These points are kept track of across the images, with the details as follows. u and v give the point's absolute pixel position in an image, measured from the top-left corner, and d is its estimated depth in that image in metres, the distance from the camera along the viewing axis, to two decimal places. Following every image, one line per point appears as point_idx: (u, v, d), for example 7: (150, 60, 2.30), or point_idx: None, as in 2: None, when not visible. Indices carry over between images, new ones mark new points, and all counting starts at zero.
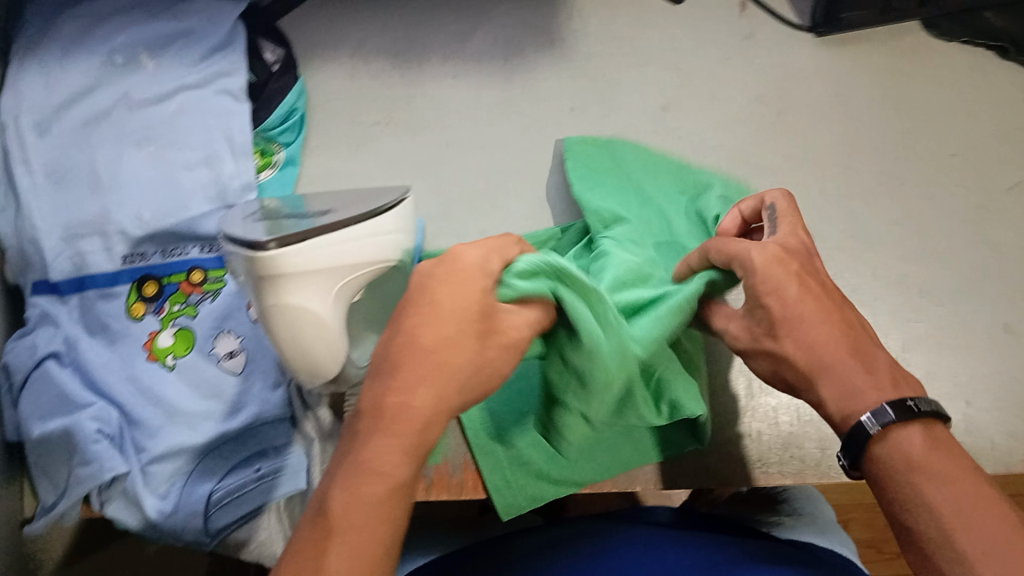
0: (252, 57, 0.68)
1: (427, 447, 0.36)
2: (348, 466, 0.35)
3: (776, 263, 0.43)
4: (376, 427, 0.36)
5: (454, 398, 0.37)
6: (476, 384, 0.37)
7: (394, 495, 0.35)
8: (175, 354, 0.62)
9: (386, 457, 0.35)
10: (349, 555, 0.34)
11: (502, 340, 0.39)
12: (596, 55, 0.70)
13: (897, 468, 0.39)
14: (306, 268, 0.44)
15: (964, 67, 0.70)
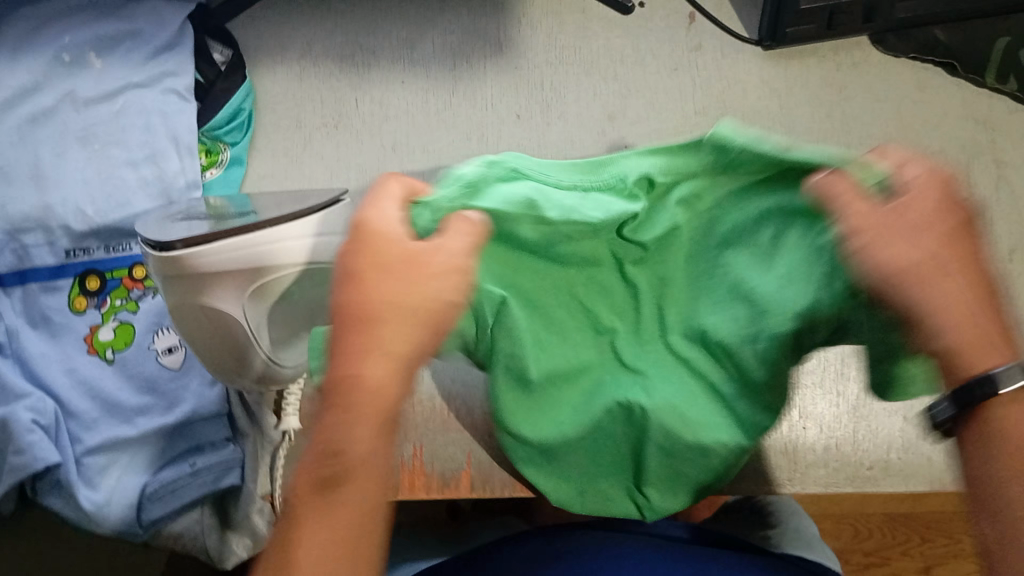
0: (201, 58, 0.70)
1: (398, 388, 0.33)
2: (313, 454, 0.33)
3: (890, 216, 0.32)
4: (333, 410, 0.33)
5: (399, 344, 0.34)
6: (425, 326, 0.34)
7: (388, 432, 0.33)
8: (114, 348, 0.64)
9: (355, 438, 0.32)
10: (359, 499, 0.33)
11: (428, 270, 0.34)
12: (542, 64, 0.70)
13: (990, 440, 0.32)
14: (217, 269, 0.44)
15: (908, 83, 0.70)
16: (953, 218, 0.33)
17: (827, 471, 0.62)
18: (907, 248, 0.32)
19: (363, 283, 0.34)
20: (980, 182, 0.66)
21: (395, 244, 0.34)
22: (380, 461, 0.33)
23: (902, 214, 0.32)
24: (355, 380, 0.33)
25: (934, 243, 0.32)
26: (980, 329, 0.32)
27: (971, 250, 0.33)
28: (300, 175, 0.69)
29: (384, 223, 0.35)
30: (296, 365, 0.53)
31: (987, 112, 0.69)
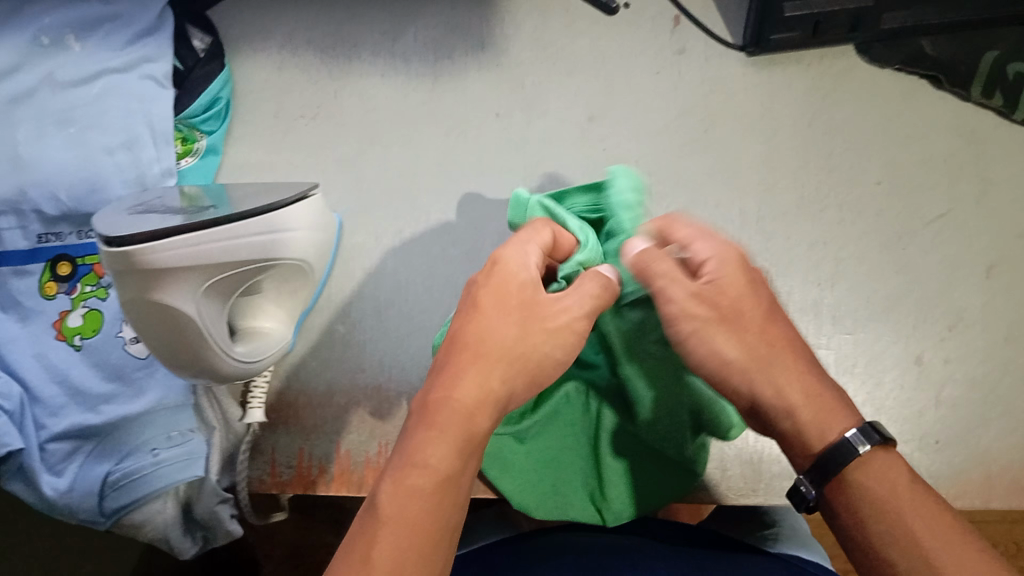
0: (179, 44, 0.70)
1: (473, 441, 0.42)
2: (399, 467, 0.40)
3: (706, 305, 0.46)
4: (425, 427, 0.41)
5: (500, 385, 0.43)
6: (521, 370, 0.44)
7: (442, 486, 0.40)
8: (82, 335, 0.64)
9: (439, 454, 0.40)
10: (400, 542, 0.38)
11: (546, 324, 0.45)
12: (525, 61, 0.70)
13: (879, 497, 0.41)
14: (170, 265, 0.45)
15: (896, 95, 0.69)
16: (759, 305, 0.47)
17: (791, 482, 0.62)
18: (728, 342, 0.46)
19: (478, 315, 0.45)
20: (958, 195, 0.66)
21: (521, 279, 0.47)
22: (457, 477, 0.41)
23: (720, 304, 0.46)
24: (451, 402, 0.42)
25: (749, 330, 0.46)
26: (819, 403, 0.44)
27: (788, 342, 0.46)
28: (276, 167, 0.69)
29: (521, 265, 0.47)
30: (261, 362, 0.56)
31: (974, 125, 0.68)
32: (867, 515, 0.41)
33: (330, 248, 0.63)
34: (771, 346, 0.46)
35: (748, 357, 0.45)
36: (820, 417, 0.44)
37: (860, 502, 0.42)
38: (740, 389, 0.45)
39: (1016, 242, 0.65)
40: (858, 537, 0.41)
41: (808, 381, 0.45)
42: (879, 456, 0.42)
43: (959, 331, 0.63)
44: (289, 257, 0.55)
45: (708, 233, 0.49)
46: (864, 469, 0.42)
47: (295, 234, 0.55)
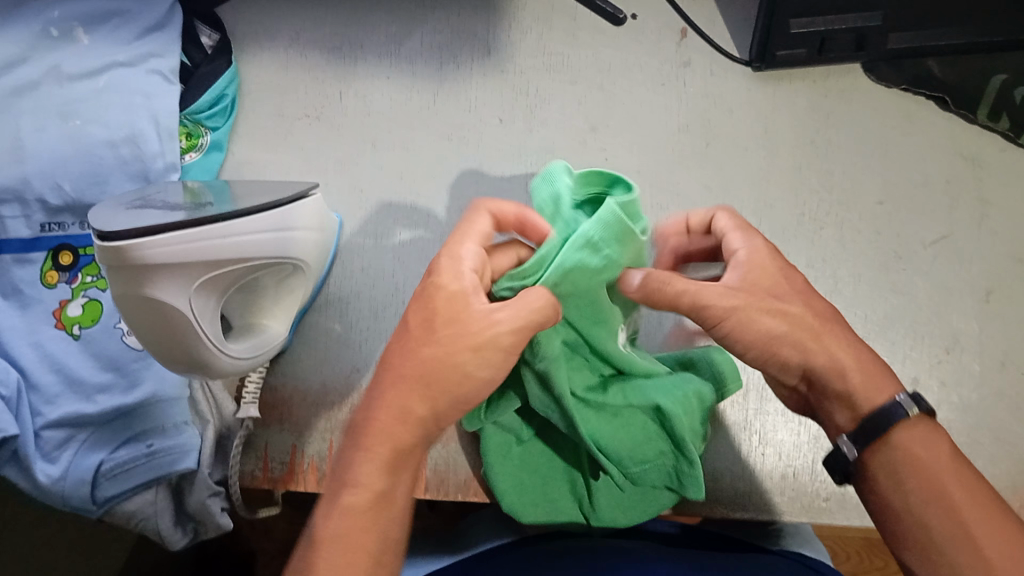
0: (188, 41, 0.72)
1: (400, 459, 0.46)
2: (338, 485, 0.46)
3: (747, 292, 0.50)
4: (356, 449, 0.46)
5: (422, 405, 0.46)
6: (441, 388, 0.46)
7: (371, 504, 0.45)
8: (81, 325, 0.64)
9: (372, 475, 0.45)
10: (330, 563, 0.44)
11: (471, 342, 0.46)
12: (528, 69, 0.71)
13: (917, 458, 0.47)
14: (165, 261, 0.45)
15: (897, 114, 0.69)
16: (789, 281, 0.51)
17: (783, 498, 0.62)
18: (773, 318, 0.49)
19: (410, 340, 0.48)
20: (958, 218, 0.66)
21: (450, 289, 0.48)
22: (390, 492, 0.46)
23: (758, 287, 0.50)
24: (374, 423, 0.47)
25: (796, 309, 0.50)
26: (869, 367, 0.50)
27: (829, 321, 0.51)
28: (277, 165, 0.70)
29: (453, 275, 0.49)
30: (255, 358, 0.56)
31: (976, 148, 0.68)
32: (910, 480, 0.47)
33: (329, 249, 0.64)
34: (818, 326, 0.50)
35: (789, 331, 0.49)
36: (870, 382, 0.49)
37: (904, 463, 0.48)
38: (793, 356, 0.50)
39: (1015, 265, 0.65)
40: (899, 494, 0.48)
41: (862, 355, 0.50)
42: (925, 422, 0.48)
43: (954, 354, 0.63)
44: (286, 256, 0.55)
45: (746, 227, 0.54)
46: (911, 433, 0.48)
47: (293, 233, 0.55)
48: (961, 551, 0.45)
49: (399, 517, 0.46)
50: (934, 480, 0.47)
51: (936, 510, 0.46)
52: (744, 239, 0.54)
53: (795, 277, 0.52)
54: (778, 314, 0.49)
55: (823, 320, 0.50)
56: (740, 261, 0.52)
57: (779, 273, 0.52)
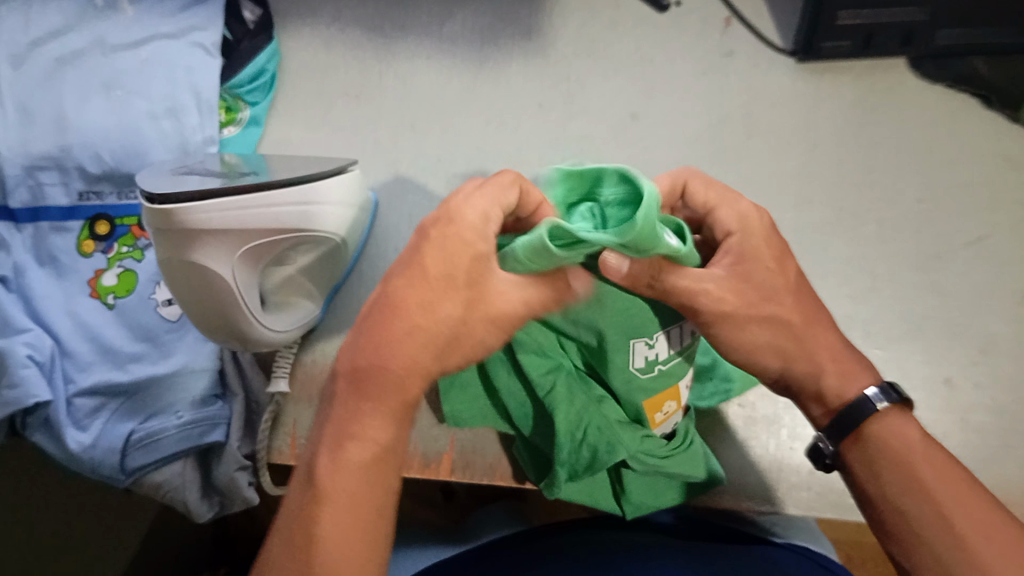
0: (231, 15, 0.72)
1: (403, 412, 0.48)
2: (339, 436, 0.47)
3: (732, 289, 0.49)
4: (363, 400, 0.48)
5: (431, 362, 0.48)
6: (450, 347, 0.49)
7: (378, 457, 0.47)
8: (115, 294, 0.64)
9: (376, 427, 0.47)
10: (335, 519, 0.45)
11: (488, 309, 0.47)
12: (571, 55, 0.71)
13: (895, 448, 0.49)
14: (207, 226, 0.45)
15: (940, 111, 0.69)
16: (783, 270, 0.51)
17: (807, 493, 0.61)
18: (758, 329, 0.50)
19: (429, 290, 0.48)
20: (998, 220, 0.65)
21: (474, 251, 0.47)
22: (392, 443, 0.48)
23: (753, 284, 0.50)
24: (379, 373, 0.47)
25: (786, 310, 0.51)
26: (844, 362, 0.51)
27: (813, 314, 0.52)
28: (314, 142, 0.70)
29: (478, 233, 0.47)
30: (287, 330, 0.57)
31: (1020, 150, 0.67)
32: (889, 474, 0.49)
33: (364, 227, 0.64)
34: (804, 328, 0.51)
35: (774, 342, 0.51)
36: (842, 381, 0.51)
37: (878, 455, 0.49)
38: (773, 362, 0.52)
39: None
40: (880, 490, 0.49)
41: (837, 352, 0.52)
42: (896, 410, 0.50)
43: (990, 356, 0.62)
44: (324, 229, 0.55)
45: (727, 195, 0.52)
46: (882, 423, 0.50)
47: (332, 207, 0.55)
48: (938, 532, 0.47)
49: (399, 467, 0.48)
50: (906, 470, 0.48)
51: (911, 497, 0.48)
52: (744, 222, 0.51)
53: (784, 264, 0.52)
54: (760, 324, 0.50)
55: (801, 316, 0.51)
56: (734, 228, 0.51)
57: (773, 262, 0.51)
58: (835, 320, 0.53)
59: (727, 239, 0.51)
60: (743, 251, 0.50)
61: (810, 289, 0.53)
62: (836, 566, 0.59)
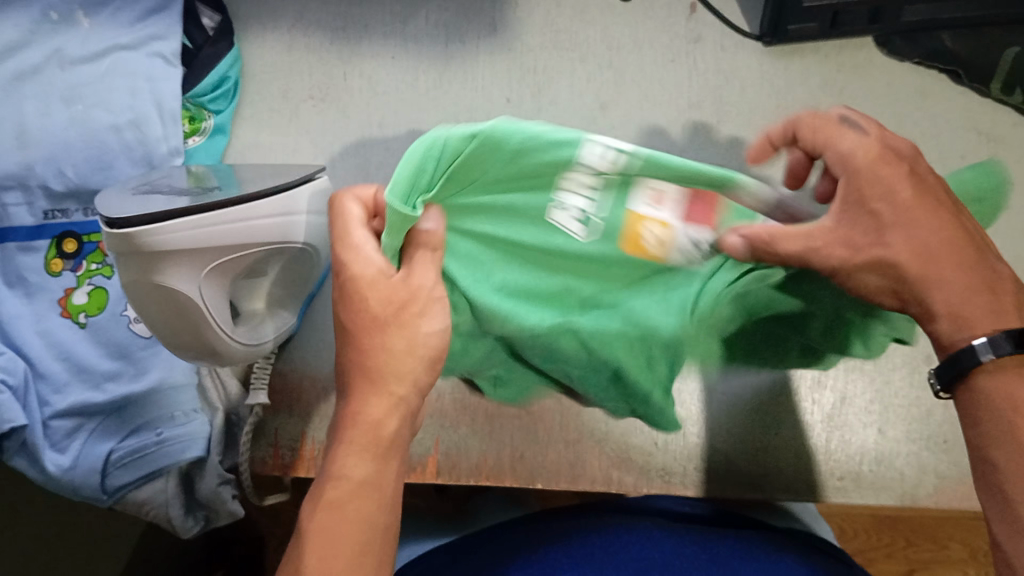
0: (190, 22, 0.70)
1: (387, 450, 0.46)
2: (321, 479, 0.45)
3: (833, 240, 0.43)
4: (340, 443, 0.46)
5: (404, 390, 0.46)
6: (416, 359, 0.47)
7: (361, 494, 0.45)
8: (87, 313, 0.64)
9: (354, 465, 0.45)
10: (319, 555, 0.43)
11: (412, 307, 0.46)
12: (537, 47, 0.70)
13: (1000, 399, 0.43)
14: (172, 248, 0.44)
15: (913, 87, 0.68)
16: (914, 193, 0.43)
17: (791, 475, 0.63)
18: (870, 275, 0.44)
19: (364, 317, 0.46)
20: None
21: (367, 277, 0.45)
22: (376, 479, 0.45)
23: (860, 228, 0.43)
24: (355, 418, 0.46)
25: (898, 253, 0.43)
26: (961, 298, 0.44)
27: (924, 254, 0.43)
28: (282, 147, 0.69)
29: (364, 263, 0.46)
30: (266, 340, 0.57)
31: (992, 126, 0.67)
32: (993, 424, 0.43)
33: None
34: (923, 263, 0.43)
35: (885, 288, 0.44)
36: (956, 322, 0.44)
37: (985, 403, 0.44)
38: (890, 302, 0.45)
39: None
40: (982, 441, 0.44)
41: (945, 287, 0.44)
42: (1015, 360, 0.43)
43: None
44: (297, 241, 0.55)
45: (840, 124, 0.44)
46: (993, 376, 0.43)
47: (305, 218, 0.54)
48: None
49: (388, 504, 0.46)
50: (1002, 422, 0.43)
51: (1003, 449, 0.42)
52: (851, 143, 0.43)
53: (920, 178, 0.44)
54: (874, 274, 0.44)
55: (928, 241, 0.43)
56: (853, 162, 0.43)
57: (903, 183, 0.43)
58: (972, 241, 0.44)
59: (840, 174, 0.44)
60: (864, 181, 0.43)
61: (956, 215, 0.44)
62: (837, 550, 0.58)
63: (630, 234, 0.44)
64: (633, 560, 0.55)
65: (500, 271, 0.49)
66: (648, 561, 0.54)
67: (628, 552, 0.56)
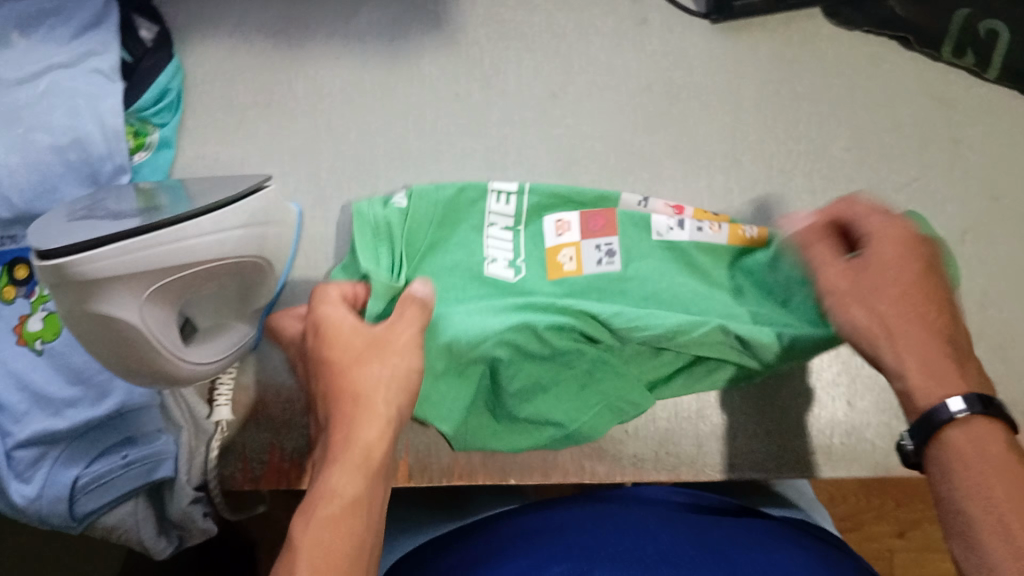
0: (128, 35, 0.68)
1: (374, 470, 0.48)
2: (311, 501, 0.46)
3: (841, 278, 0.51)
4: (331, 464, 0.47)
5: (388, 410, 0.50)
6: (400, 389, 0.51)
7: (351, 509, 0.45)
8: (43, 339, 0.63)
9: (345, 482, 0.46)
10: (312, 560, 0.42)
11: (392, 347, 0.52)
12: (482, 39, 0.69)
13: (969, 452, 0.44)
14: (103, 275, 0.44)
15: (864, 57, 0.68)
16: (917, 273, 0.49)
17: (764, 455, 0.63)
18: (859, 311, 0.49)
19: (348, 364, 0.51)
20: (928, 159, 0.66)
21: (347, 324, 0.53)
22: (365, 496, 0.46)
23: (867, 275, 0.50)
24: (346, 442, 0.48)
25: (884, 308, 0.48)
26: (935, 367, 0.46)
27: (915, 321, 0.48)
28: (229, 157, 0.68)
29: (340, 317, 0.53)
30: (217, 356, 0.56)
31: (947, 90, 0.67)
32: (960, 474, 0.43)
33: (295, 241, 0.63)
34: (897, 320, 0.48)
35: (874, 326, 0.49)
36: (928, 381, 0.46)
37: (956, 456, 0.44)
38: (869, 353, 0.49)
39: (990, 204, 0.65)
40: (957, 493, 0.43)
41: (922, 341, 0.47)
42: (984, 418, 0.44)
43: None
44: (244, 255, 0.54)
45: (879, 207, 0.52)
46: (964, 431, 0.44)
47: (249, 232, 0.54)
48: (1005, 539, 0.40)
49: (375, 522, 0.46)
50: (973, 479, 0.42)
51: (976, 501, 0.42)
52: (890, 225, 0.50)
53: (934, 279, 0.49)
54: (864, 315, 0.49)
55: (917, 310, 0.48)
56: (874, 227, 0.51)
57: (909, 267, 0.49)
58: (951, 325, 0.48)
59: (870, 237, 0.51)
60: (881, 240, 0.50)
61: (950, 315, 0.49)
62: (821, 532, 0.58)
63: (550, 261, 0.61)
64: (625, 543, 0.53)
65: (460, 324, 0.58)
66: (646, 546, 0.53)
67: (619, 538, 0.54)
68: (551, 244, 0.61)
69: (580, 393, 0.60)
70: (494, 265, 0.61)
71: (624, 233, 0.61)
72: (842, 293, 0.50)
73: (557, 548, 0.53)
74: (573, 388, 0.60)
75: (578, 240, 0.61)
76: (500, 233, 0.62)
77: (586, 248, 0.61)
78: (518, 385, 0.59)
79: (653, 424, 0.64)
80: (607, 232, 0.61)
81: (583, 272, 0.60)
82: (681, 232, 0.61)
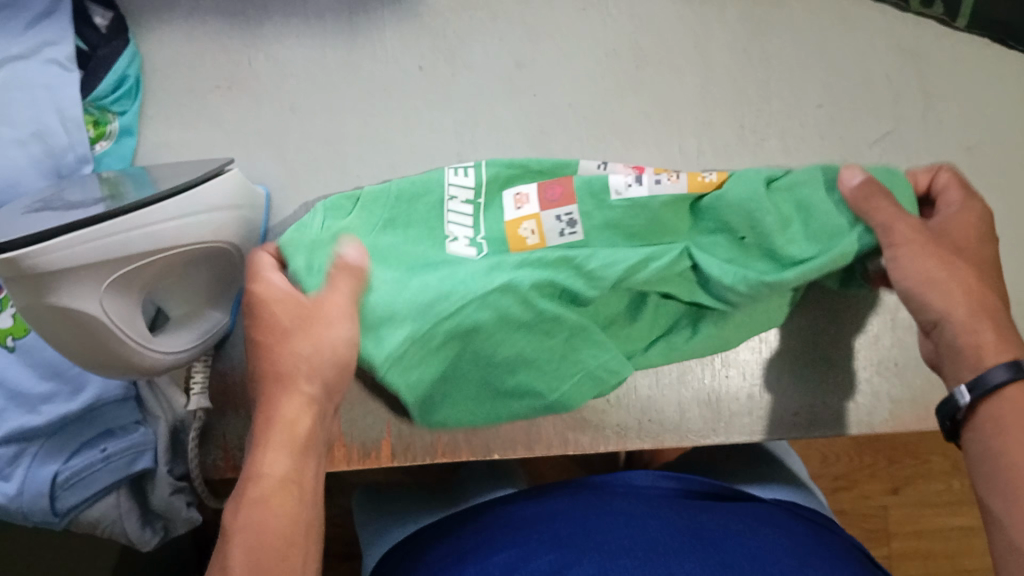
0: (82, 22, 0.66)
1: (305, 445, 0.49)
2: (242, 484, 0.48)
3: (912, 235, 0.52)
4: (257, 444, 0.49)
5: (314, 388, 0.51)
6: (326, 365, 0.51)
7: (283, 487, 0.47)
8: (14, 336, 0.62)
9: (274, 463, 0.48)
10: (255, 522, 0.46)
11: (323, 317, 0.52)
12: (444, 11, 0.68)
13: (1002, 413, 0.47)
14: (57, 265, 0.43)
15: (833, 12, 0.67)
16: (987, 258, 0.53)
17: (748, 418, 0.63)
18: (936, 264, 0.51)
19: (271, 342, 0.51)
20: (900, 113, 0.65)
21: (279, 296, 0.52)
22: (297, 475, 0.48)
23: (944, 243, 0.52)
24: (272, 420, 0.49)
25: (965, 271, 0.51)
26: (1002, 330, 0.50)
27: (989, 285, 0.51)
28: (193, 143, 0.67)
29: (275, 287, 0.52)
30: (188, 342, 0.55)
31: (917, 43, 0.66)
32: (990, 424, 0.47)
33: (265, 223, 0.63)
34: (976, 282, 0.51)
35: (949, 280, 0.51)
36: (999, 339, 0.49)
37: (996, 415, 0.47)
38: (935, 303, 0.51)
39: (963, 155, 0.65)
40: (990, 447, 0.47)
41: (988, 307, 0.50)
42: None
43: None
44: (211, 239, 0.53)
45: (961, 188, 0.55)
46: (1012, 393, 0.47)
47: (213, 215, 0.53)
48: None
49: (312, 497, 0.48)
50: (1000, 433, 0.47)
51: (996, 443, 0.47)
52: (967, 212, 0.54)
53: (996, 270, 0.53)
54: (934, 266, 0.51)
55: (990, 289, 0.51)
56: (955, 201, 0.55)
57: (984, 250, 0.53)
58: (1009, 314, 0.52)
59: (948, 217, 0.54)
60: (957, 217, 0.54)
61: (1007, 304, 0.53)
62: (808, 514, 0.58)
63: (511, 236, 0.58)
64: (617, 531, 0.53)
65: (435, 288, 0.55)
66: (642, 534, 0.53)
67: (604, 525, 0.54)
68: (510, 219, 0.58)
69: (561, 362, 0.58)
70: (455, 244, 0.58)
71: (582, 201, 0.57)
72: (908, 244, 0.51)
73: (543, 541, 0.53)
74: (557, 356, 0.58)
75: (538, 212, 0.58)
76: (460, 207, 0.59)
77: (546, 219, 0.57)
78: (501, 353, 0.57)
79: (634, 391, 0.63)
80: (566, 201, 0.57)
81: (546, 244, 0.58)
82: (641, 187, 0.57)
